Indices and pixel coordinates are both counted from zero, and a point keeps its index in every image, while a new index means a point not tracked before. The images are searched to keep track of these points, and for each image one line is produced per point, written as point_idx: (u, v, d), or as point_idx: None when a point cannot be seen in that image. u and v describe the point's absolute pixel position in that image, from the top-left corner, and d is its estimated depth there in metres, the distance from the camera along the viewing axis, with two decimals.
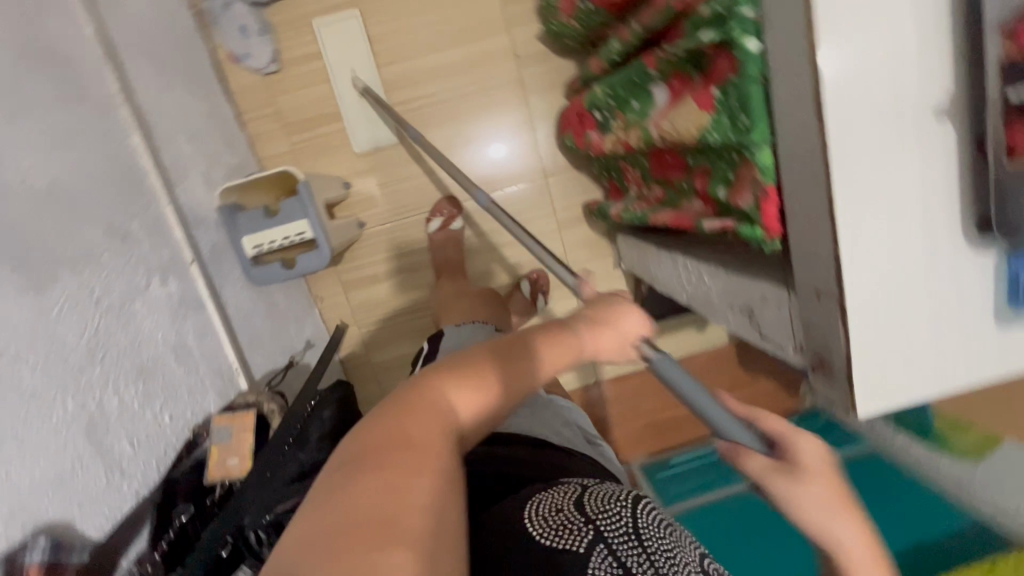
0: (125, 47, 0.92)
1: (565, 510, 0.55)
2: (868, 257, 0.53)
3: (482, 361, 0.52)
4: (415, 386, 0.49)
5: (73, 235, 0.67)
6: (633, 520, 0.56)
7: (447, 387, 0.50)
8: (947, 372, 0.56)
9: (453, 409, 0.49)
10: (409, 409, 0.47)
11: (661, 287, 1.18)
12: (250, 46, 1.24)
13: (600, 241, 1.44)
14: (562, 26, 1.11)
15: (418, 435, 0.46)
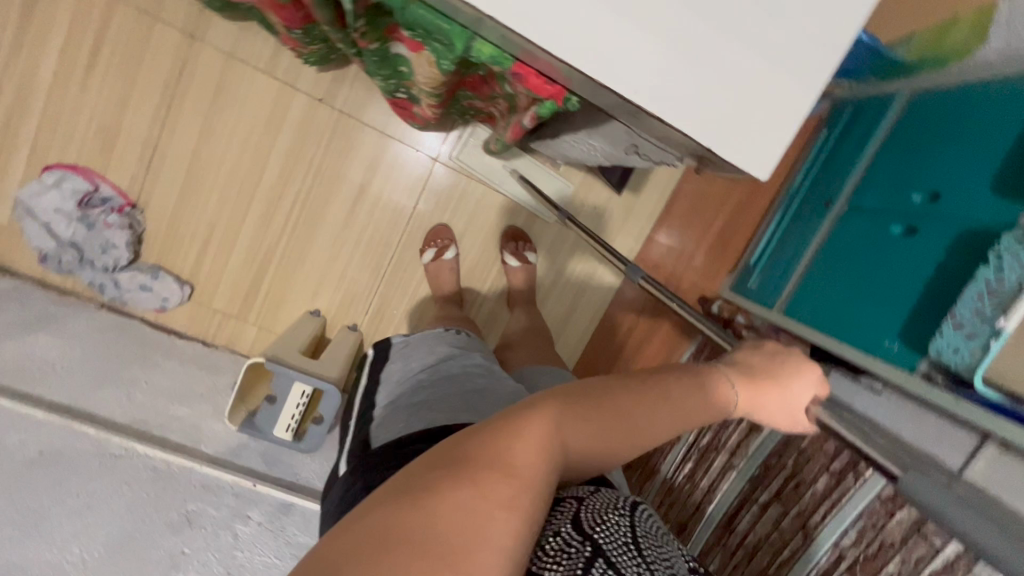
0: (78, 393, 1.03)
1: (562, 532, 0.58)
2: (631, 60, 0.47)
3: (598, 403, 0.61)
4: (520, 411, 0.57)
5: (154, 556, 0.86)
6: (629, 531, 0.61)
7: (561, 409, 0.59)
8: (801, 63, 0.49)
9: (559, 437, 0.57)
10: (519, 429, 0.54)
11: (589, 160, 1.09)
12: (158, 292, 1.31)
13: (525, 161, 1.38)
14: (313, 53, 1.06)
15: (520, 452, 0.53)
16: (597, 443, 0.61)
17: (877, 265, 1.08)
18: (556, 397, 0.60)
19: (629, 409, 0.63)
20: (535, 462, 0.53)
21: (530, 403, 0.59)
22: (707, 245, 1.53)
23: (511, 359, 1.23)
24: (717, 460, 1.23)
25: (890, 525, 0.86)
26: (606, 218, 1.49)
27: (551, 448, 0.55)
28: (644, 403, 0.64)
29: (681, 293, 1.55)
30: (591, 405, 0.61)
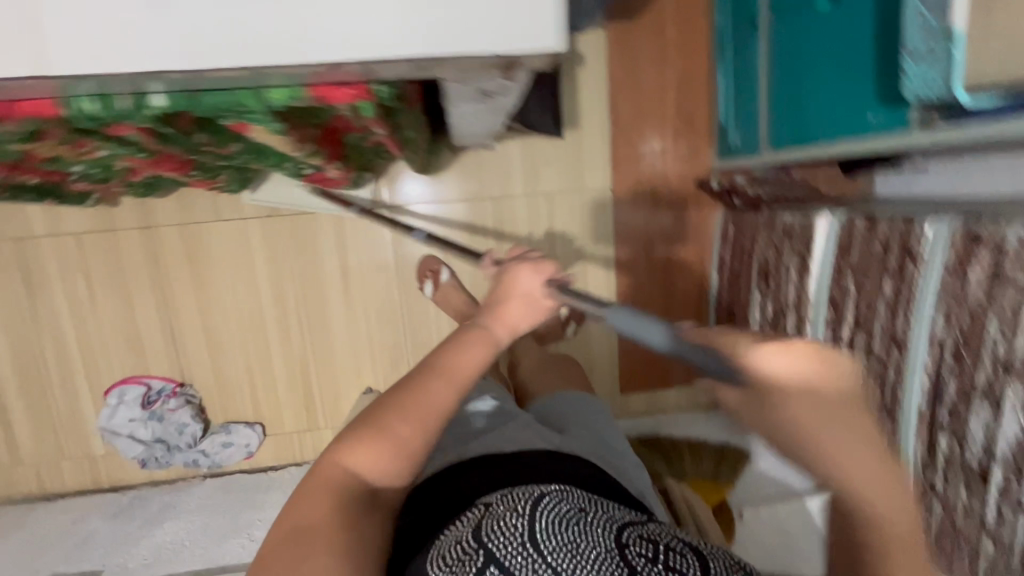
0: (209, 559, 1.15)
1: (462, 541, 0.61)
2: (374, 24, 0.48)
3: (383, 412, 0.59)
4: (316, 467, 0.59)
5: None
6: (525, 526, 0.59)
7: (348, 442, 0.59)
8: None
9: (349, 467, 0.58)
10: (313, 481, 0.58)
11: (498, 125, 1.09)
12: (239, 442, 1.45)
13: (462, 161, 1.42)
14: (230, 180, 1.14)
15: (313, 510, 0.56)
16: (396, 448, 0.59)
17: (824, 51, 0.98)
18: (353, 433, 0.59)
19: (414, 399, 0.59)
20: (331, 507, 0.56)
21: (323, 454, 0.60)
22: (673, 129, 1.45)
23: (534, 375, 1.24)
24: (790, 324, 1.15)
25: (969, 289, 0.75)
26: (564, 163, 1.45)
27: (348, 484, 0.58)
28: (423, 390, 0.60)
29: (674, 189, 1.48)
30: (375, 421, 0.59)
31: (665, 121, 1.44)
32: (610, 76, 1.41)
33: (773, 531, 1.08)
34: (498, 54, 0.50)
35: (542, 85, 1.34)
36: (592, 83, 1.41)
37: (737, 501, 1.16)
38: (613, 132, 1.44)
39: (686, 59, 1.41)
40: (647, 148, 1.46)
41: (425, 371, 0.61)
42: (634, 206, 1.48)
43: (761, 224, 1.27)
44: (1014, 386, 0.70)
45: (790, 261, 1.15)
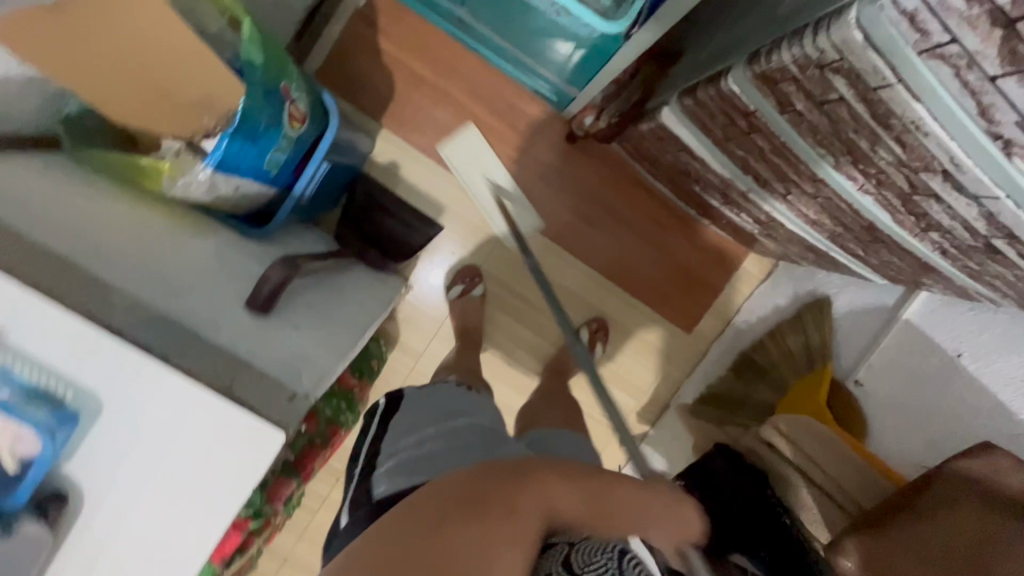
0: None
1: (554, 574, 0.55)
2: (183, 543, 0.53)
3: (602, 483, 0.61)
4: (530, 472, 0.58)
5: None
6: (616, 570, 0.57)
7: (564, 481, 0.58)
8: (180, 402, 0.51)
9: (552, 500, 0.57)
10: (521, 481, 0.56)
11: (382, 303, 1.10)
12: None
13: (404, 318, 1.46)
14: None
15: (511, 505, 0.54)
16: (589, 515, 0.58)
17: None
18: (571, 477, 0.59)
19: (628, 505, 0.61)
20: (523, 526, 0.53)
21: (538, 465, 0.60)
22: (507, 129, 1.38)
23: None
24: (738, 198, 1.04)
25: (811, 120, 0.64)
26: (467, 236, 1.43)
27: (547, 513, 0.56)
28: (638, 500, 0.62)
29: (559, 163, 1.42)
30: (590, 486, 0.60)
31: (497, 130, 1.38)
32: (426, 151, 1.38)
33: (891, 377, 0.97)
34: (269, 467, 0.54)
35: (392, 215, 1.34)
36: (420, 170, 1.39)
37: (845, 371, 1.07)
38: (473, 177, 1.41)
39: (458, 76, 1.35)
40: (508, 162, 1.40)
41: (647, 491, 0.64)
42: (545, 204, 1.43)
43: (637, 141, 1.17)
44: (930, 178, 0.58)
45: (684, 157, 1.04)
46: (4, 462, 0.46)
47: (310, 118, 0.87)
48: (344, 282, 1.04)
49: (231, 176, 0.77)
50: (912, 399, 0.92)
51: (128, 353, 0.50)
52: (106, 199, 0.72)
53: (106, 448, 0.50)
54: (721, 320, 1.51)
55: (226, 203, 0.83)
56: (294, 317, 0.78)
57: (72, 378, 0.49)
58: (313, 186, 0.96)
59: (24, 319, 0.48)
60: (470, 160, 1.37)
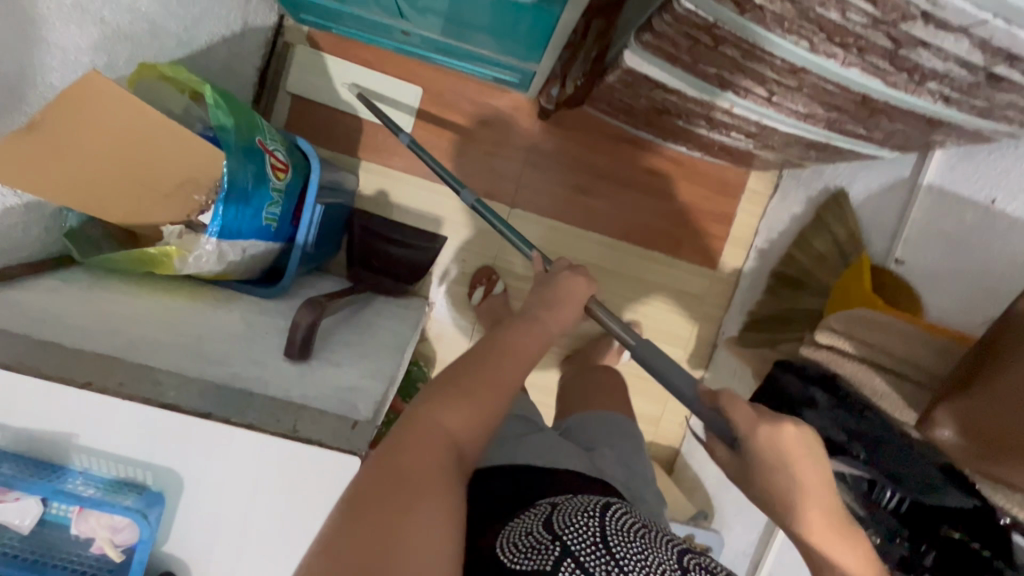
0: None
1: (532, 533, 0.65)
2: None
3: (481, 363, 0.61)
4: (412, 419, 0.56)
5: None
6: (599, 529, 0.64)
7: (448, 402, 0.57)
8: (247, 457, 0.51)
9: (442, 426, 0.56)
10: (412, 440, 0.54)
11: (412, 325, 1.12)
12: None
13: (434, 336, 1.47)
14: None
15: (411, 462, 0.53)
16: (487, 409, 0.58)
17: None
18: (451, 385, 0.58)
19: (506, 363, 0.62)
20: (432, 472, 0.53)
21: (417, 405, 0.57)
22: (478, 125, 1.39)
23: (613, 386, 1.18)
24: (722, 117, 1.03)
25: (776, 10, 0.63)
26: (470, 240, 1.44)
27: (449, 442, 0.55)
28: (502, 343, 0.63)
29: (538, 142, 1.41)
30: (476, 388, 0.58)
31: (469, 129, 1.39)
32: (408, 170, 1.39)
33: (930, 246, 0.95)
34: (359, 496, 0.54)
35: (395, 241, 1.35)
36: (407, 189, 1.40)
37: (881, 255, 1.04)
38: (460, 182, 1.41)
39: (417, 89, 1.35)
40: (489, 155, 1.41)
41: (505, 334, 0.65)
42: (536, 187, 1.43)
43: (609, 94, 1.16)
44: (912, 26, 0.58)
45: (660, 95, 1.03)
46: (109, 552, 0.50)
47: (292, 165, 0.88)
48: (369, 315, 1.05)
49: (233, 239, 0.78)
50: (959, 258, 0.89)
51: (190, 426, 0.51)
52: (127, 296, 0.74)
53: (193, 516, 0.52)
54: (741, 248, 1.49)
55: (237, 268, 0.85)
56: (334, 356, 0.79)
57: (147, 462, 0.51)
58: (313, 230, 0.98)
59: (88, 417, 0.50)
60: (333, 79, 1.32)
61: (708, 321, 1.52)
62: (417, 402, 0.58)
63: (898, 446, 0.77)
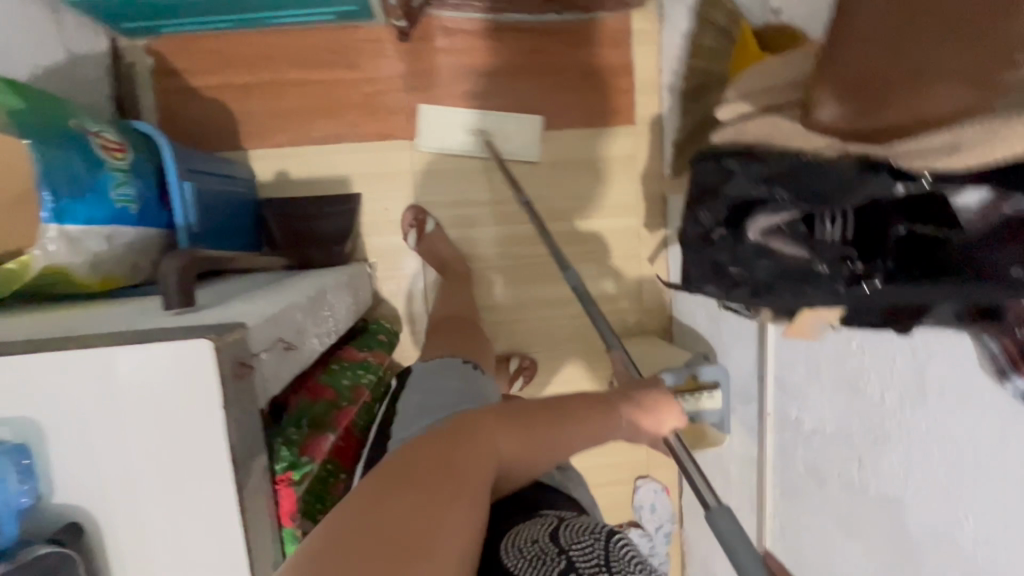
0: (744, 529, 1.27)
1: (539, 541, 0.57)
2: (202, 482, 0.52)
3: (528, 413, 0.70)
4: (469, 432, 0.64)
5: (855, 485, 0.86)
6: (604, 552, 0.57)
7: (504, 429, 0.66)
8: (96, 375, 0.49)
9: (494, 448, 0.64)
10: (468, 449, 0.61)
11: (333, 273, 1.10)
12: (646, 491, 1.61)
13: (386, 292, 1.45)
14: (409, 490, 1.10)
15: (461, 468, 0.58)
16: (531, 454, 0.67)
17: None
18: (507, 416, 0.68)
19: (532, 429, 0.69)
20: (477, 482, 0.58)
21: (476, 422, 0.65)
22: (346, 72, 1.35)
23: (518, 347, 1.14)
24: None
25: None
26: (383, 187, 1.41)
27: (497, 459, 0.63)
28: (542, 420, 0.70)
29: (412, 67, 1.37)
30: (528, 423, 0.69)
31: (339, 79, 1.35)
32: (297, 142, 1.36)
33: None
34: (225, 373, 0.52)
35: (311, 215, 1.34)
36: (304, 161, 1.37)
37: (760, 15, 0.98)
38: (351, 135, 1.38)
39: (273, 59, 1.32)
40: (369, 98, 1.37)
41: (579, 403, 0.75)
42: (427, 111, 1.40)
43: None
44: None
45: None
46: None
47: (131, 146, 0.85)
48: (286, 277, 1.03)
49: (87, 225, 0.75)
50: None
51: (25, 364, 0.48)
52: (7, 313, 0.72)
53: (68, 455, 0.50)
54: (652, 94, 1.44)
55: (121, 268, 0.82)
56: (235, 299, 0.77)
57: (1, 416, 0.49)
58: (193, 211, 0.95)
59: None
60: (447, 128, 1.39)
61: (647, 178, 1.47)
62: (470, 418, 0.66)
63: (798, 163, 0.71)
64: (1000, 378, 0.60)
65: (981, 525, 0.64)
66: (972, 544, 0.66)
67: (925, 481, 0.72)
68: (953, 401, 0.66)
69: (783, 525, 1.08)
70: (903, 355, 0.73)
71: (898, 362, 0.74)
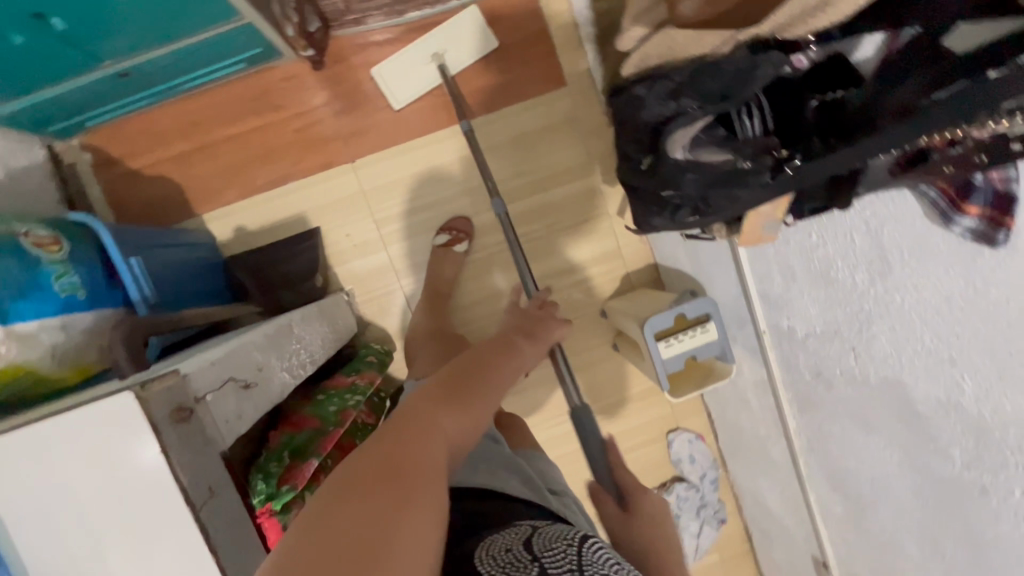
0: (777, 454, 1.23)
1: (511, 550, 0.55)
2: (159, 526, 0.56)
3: (461, 378, 0.65)
4: (411, 415, 0.56)
5: (857, 386, 0.83)
6: (577, 557, 0.53)
7: (446, 409, 0.59)
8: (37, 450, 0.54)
9: (440, 425, 0.57)
10: (415, 433, 0.54)
11: (316, 305, 1.10)
12: (682, 444, 1.57)
13: (372, 316, 1.46)
14: None
15: (415, 454, 0.51)
16: (477, 420, 0.62)
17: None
18: (443, 389, 0.62)
19: (476, 394, 0.64)
20: (432, 466, 0.52)
21: (415, 405, 0.58)
22: (275, 115, 1.37)
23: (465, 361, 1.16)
24: None
25: None
26: (340, 215, 1.42)
27: (444, 443, 0.56)
28: (485, 376, 0.67)
29: (334, 93, 1.39)
30: (462, 395, 0.62)
31: (268, 124, 1.38)
32: (247, 196, 1.39)
33: None
34: (158, 420, 0.56)
35: (279, 260, 1.36)
36: (259, 212, 1.40)
37: None
38: (296, 173, 1.40)
39: (203, 123, 1.35)
40: (304, 135, 1.39)
41: (490, 366, 0.69)
42: (361, 130, 1.41)
43: None
44: None
45: None
46: None
47: (66, 237, 0.88)
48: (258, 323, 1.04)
49: (38, 320, 0.77)
50: None
51: None
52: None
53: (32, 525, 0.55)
54: (574, 50, 1.42)
55: (91, 352, 0.85)
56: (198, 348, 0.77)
57: None
58: (147, 282, 0.98)
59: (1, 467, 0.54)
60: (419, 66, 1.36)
61: (593, 134, 1.46)
62: (409, 403, 0.59)
63: (704, 68, 0.70)
64: (947, 223, 0.56)
65: (976, 380, 0.61)
66: (975, 402, 0.62)
67: (915, 352, 0.68)
68: (915, 261, 0.63)
69: (810, 437, 1.04)
70: (859, 231, 0.70)
71: (858, 240, 0.70)
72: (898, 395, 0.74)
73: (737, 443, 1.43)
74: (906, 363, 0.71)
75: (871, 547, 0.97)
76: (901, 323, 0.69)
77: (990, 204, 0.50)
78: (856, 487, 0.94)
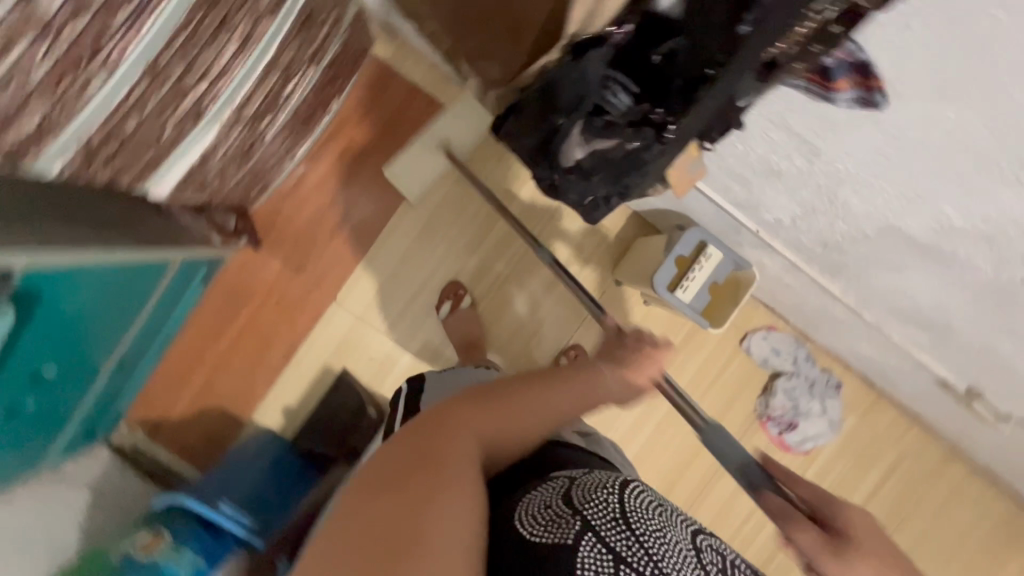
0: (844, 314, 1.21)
1: (551, 506, 0.61)
2: None
3: (508, 388, 0.70)
4: (444, 415, 0.65)
5: (864, 243, 0.82)
6: (618, 506, 0.60)
7: (473, 408, 0.66)
8: None
9: (471, 426, 0.64)
10: (442, 431, 0.63)
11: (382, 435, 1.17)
12: (759, 345, 1.57)
13: None
14: None
15: (441, 449, 0.61)
16: (519, 423, 0.68)
17: (73, 320, 0.96)
18: (481, 396, 0.68)
19: (522, 402, 0.69)
20: (461, 464, 0.60)
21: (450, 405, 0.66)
22: (253, 304, 1.46)
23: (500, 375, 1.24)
24: (258, 106, 1.02)
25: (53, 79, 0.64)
26: (354, 347, 1.50)
27: (474, 441, 0.64)
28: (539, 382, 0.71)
29: (285, 255, 1.46)
30: (500, 401, 0.68)
31: (253, 314, 1.46)
32: (274, 380, 1.49)
33: None
34: None
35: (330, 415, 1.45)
36: (291, 386, 1.49)
37: None
38: (298, 337, 1.48)
39: (204, 348, 1.46)
40: (284, 303, 1.47)
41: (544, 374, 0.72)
42: (326, 270, 1.47)
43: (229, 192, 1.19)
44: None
45: (222, 156, 1.04)
46: None
47: (163, 527, 0.98)
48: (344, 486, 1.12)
49: None
50: None
51: None
52: None
53: None
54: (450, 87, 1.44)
55: None
56: None
57: None
58: (242, 514, 1.06)
59: None
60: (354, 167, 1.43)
61: None
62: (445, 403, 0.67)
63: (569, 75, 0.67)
64: (829, 99, 0.55)
65: (954, 203, 0.60)
66: (966, 220, 0.61)
67: (890, 200, 0.67)
68: (834, 136, 0.62)
69: (858, 292, 1.03)
70: (772, 129, 0.69)
71: (776, 137, 0.70)
72: (901, 237, 0.73)
73: (806, 319, 1.41)
74: (888, 211, 0.70)
75: (977, 356, 0.95)
76: (859, 184, 0.68)
77: (856, 74, 0.52)
78: (926, 315, 0.92)
